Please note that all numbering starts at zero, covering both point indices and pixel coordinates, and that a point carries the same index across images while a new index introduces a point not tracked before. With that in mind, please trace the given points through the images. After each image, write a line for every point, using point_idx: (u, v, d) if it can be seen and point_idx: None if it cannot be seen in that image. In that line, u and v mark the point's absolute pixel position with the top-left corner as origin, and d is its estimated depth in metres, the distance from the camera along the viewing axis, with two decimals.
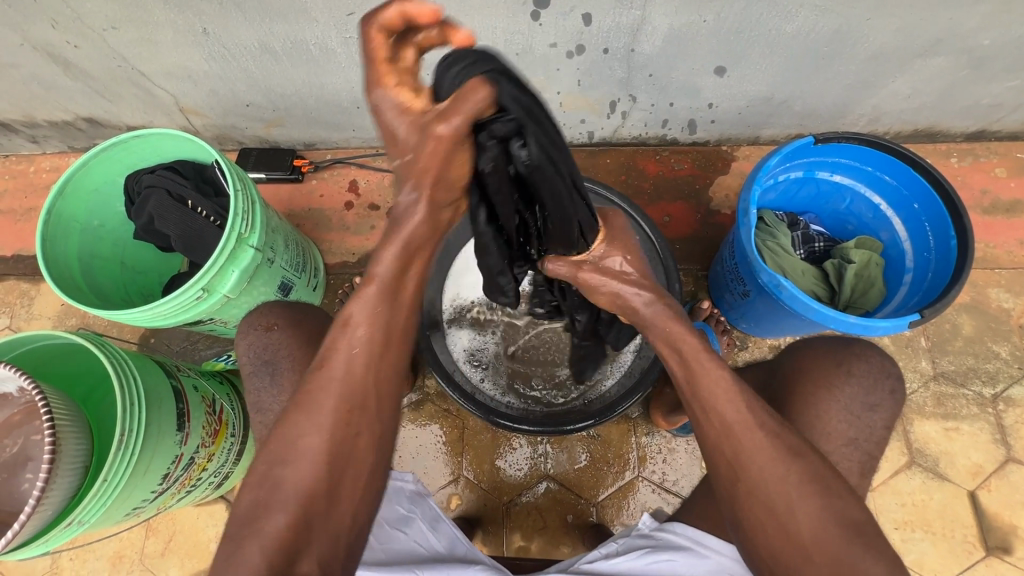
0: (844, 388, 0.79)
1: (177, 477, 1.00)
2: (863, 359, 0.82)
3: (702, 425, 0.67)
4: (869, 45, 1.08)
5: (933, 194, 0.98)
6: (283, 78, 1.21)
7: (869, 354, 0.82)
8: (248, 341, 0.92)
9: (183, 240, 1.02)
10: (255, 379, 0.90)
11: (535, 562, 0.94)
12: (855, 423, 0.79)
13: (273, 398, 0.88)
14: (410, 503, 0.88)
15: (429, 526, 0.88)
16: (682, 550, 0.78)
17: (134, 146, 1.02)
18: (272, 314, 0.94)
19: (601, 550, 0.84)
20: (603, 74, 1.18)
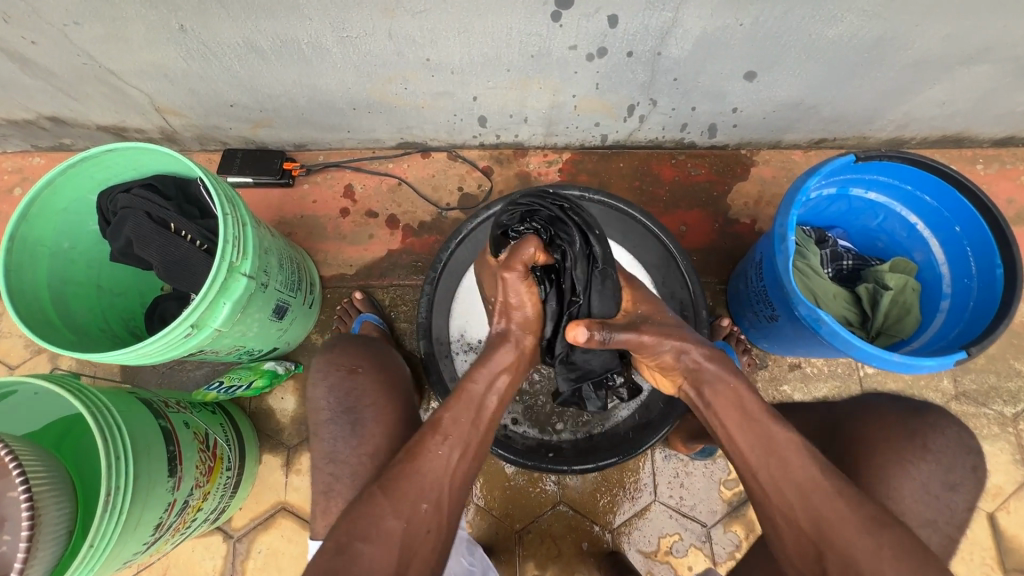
0: (921, 465, 0.80)
1: (170, 524, 0.93)
2: (937, 431, 0.82)
3: (768, 490, 0.74)
4: (913, 52, 1.00)
5: (979, 218, 0.92)
6: (271, 78, 1.10)
7: (945, 426, 0.82)
8: (333, 384, 0.97)
9: (166, 268, 0.91)
10: (335, 427, 0.95)
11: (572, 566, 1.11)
12: (925, 497, 0.79)
13: (353, 449, 0.93)
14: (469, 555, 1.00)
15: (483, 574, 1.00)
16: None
17: (108, 161, 0.91)
18: (351, 357, 1.00)
19: None
20: (623, 78, 1.09)
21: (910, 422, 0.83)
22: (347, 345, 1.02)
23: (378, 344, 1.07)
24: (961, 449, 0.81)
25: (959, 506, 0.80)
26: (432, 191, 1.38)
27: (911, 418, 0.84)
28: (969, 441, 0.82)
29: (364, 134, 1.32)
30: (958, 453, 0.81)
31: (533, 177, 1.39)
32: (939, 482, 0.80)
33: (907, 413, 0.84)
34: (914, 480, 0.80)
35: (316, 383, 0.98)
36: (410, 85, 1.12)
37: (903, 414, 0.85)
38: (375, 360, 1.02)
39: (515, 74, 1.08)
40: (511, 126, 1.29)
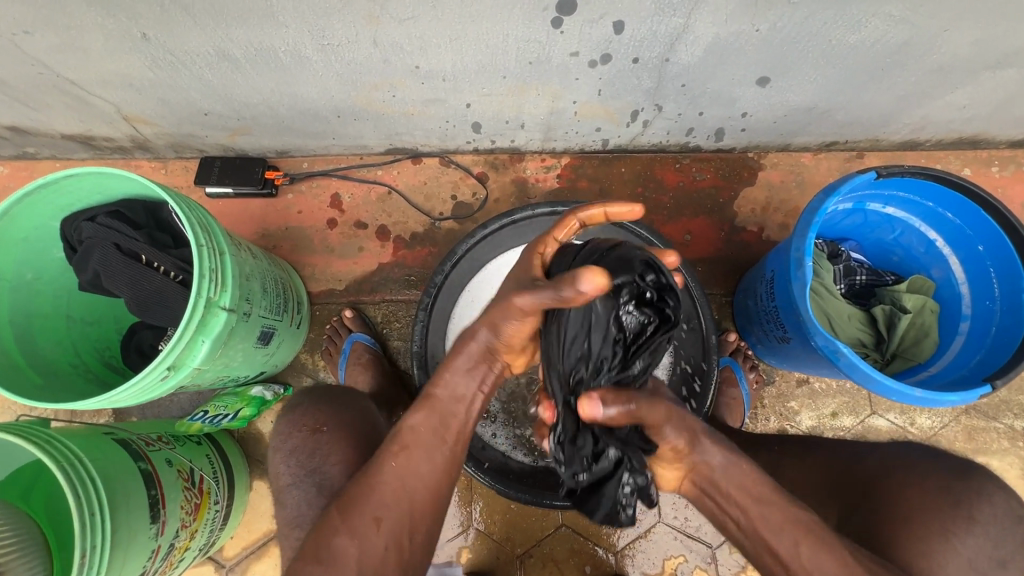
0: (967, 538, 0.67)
1: (155, 570, 0.88)
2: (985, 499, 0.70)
3: None
4: (938, 57, 0.93)
5: (1004, 239, 0.87)
6: (247, 87, 1.01)
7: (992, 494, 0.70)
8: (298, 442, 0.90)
9: (140, 303, 0.85)
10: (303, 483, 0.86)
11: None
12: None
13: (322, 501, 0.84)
14: None
15: None
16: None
17: (69, 186, 0.82)
18: (321, 416, 0.92)
19: None
20: (627, 84, 1.02)
21: (951, 486, 0.71)
22: (312, 400, 0.95)
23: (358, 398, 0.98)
24: (1011, 517, 0.70)
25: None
26: (424, 199, 1.31)
27: (950, 480, 0.72)
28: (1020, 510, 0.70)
29: (351, 141, 1.24)
30: (1007, 525, 0.69)
31: (530, 183, 1.31)
32: (988, 558, 0.67)
33: (949, 475, 0.73)
34: (950, 543, 0.67)
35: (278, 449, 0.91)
36: (398, 93, 1.04)
37: (946, 476, 0.73)
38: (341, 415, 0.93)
39: (511, 80, 1.01)
40: (506, 131, 1.21)
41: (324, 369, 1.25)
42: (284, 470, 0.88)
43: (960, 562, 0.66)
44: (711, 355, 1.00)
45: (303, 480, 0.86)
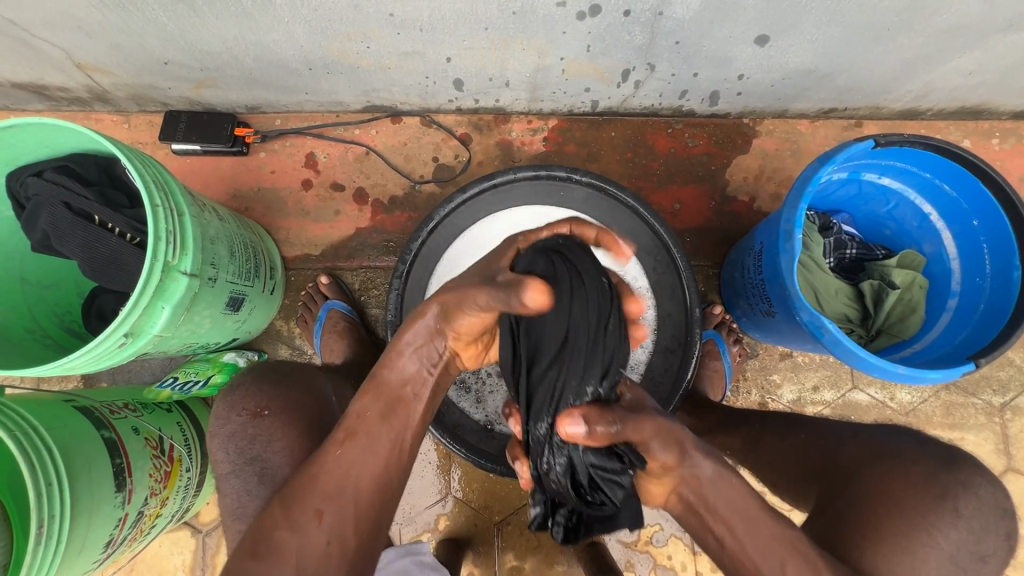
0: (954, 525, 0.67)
1: (124, 537, 0.87)
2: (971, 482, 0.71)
3: None
4: (948, 17, 0.88)
5: (1001, 213, 0.83)
6: (208, 33, 0.94)
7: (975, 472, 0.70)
8: (235, 428, 0.86)
9: (93, 266, 0.80)
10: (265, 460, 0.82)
11: None
12: None
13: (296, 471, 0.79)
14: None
15: None
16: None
17: (8, 139, 0.76)
18: (263, 397, 0.87)
19: None
20: (617, 40, 0.95)
21: (942, 475, 0.68)
22: (247, 380, 0.89)
23: (305, 375, 0.94)
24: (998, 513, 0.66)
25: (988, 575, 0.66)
26: (404, 161, 1.25)
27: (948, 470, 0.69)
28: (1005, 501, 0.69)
29: (325, 97, 1.17)
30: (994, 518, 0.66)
31: (515, 147, 1.26)
32: (969, 554, 0.65)
33: (946, 463, 0.69)
34: (939, 540, 0.65)
35: (214, 433, 0.88)
36: (372, 44, 0.97)
37: (936, 466, 0.69)
38: (286, 402, 0.88)
39: (494, 33, 0.94)
40: (491, 90, 1.15)
41: (299, 337, 1.22)
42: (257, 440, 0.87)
43: (940, 556, 0.65)
44: (694, 329, 0.99)
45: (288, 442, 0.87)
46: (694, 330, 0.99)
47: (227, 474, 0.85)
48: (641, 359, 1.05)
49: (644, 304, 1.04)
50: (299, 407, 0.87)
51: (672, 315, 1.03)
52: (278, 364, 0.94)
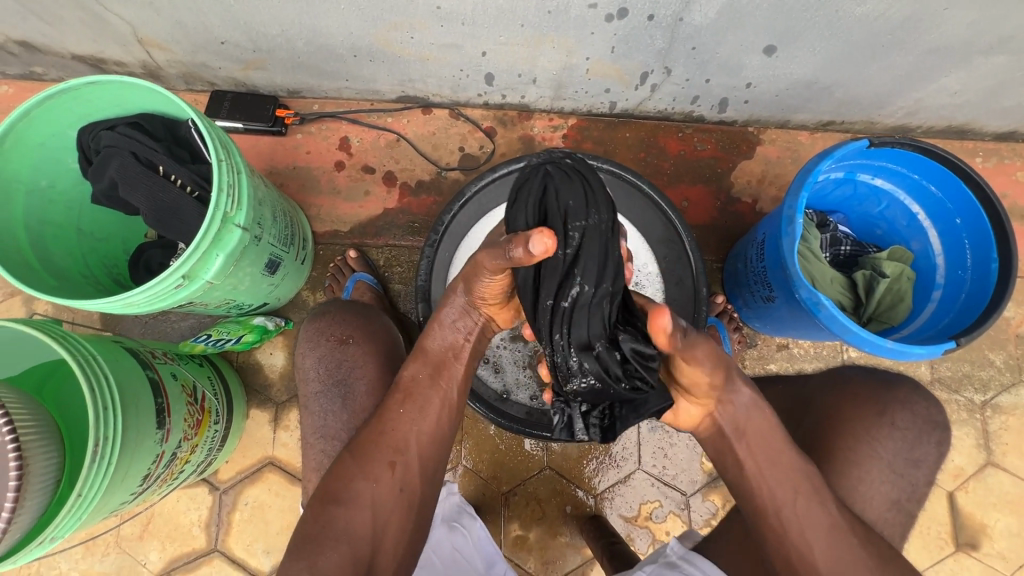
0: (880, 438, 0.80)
1: (158, 475, 0.92)
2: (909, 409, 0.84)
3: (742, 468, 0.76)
4: (936, 37, 0.98)
5: (981, 211, 0.92)
6: (268, 16, 1.03)
7: (905, 399, 0.84)
8: (323, 353, 0.96)
9: (155, 213, 0.87)
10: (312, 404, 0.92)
11: (608, 556, 1.06)
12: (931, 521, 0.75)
13: None
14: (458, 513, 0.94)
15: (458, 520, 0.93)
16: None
17: (89, 94, 0.84)
18: (346, 326, 0.99)
19: None
20: (640, 43, 1.05)
21: (880, 395, 0.85)
22: (337, 313, 1.00)
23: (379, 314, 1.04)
24: (926, 425, 0.83)
25: (921, 481, 0.81)
26: (432, 149, 1.33)
27: (881, 391, 0.85)
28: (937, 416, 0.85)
29: (364, 85, 1.26)
30: (924, 429, 0.83)
31: (537, 141, 1.34)
32: (903, 458, 0.82)
33: (879, 386, 0.86)
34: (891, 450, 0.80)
35: (304, 351, 0.98)
36: (416, 35, 1.06)
37: (877, 390, 0.86)
38: (365, 330, 0.99)
39: (529, 30, 1.03)
40: (518, 86, 1.24)
41: None
42: (313, 375, 0.96)
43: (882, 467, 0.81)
44: (701, 306, 1.06)
45: (326, 389, 0.94)
46: (702, 312, 1.06)
47: (314, 390, 0.95)
48: None
49: (652, 287, 1.11)
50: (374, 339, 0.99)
51: (680, 298, 1.09)
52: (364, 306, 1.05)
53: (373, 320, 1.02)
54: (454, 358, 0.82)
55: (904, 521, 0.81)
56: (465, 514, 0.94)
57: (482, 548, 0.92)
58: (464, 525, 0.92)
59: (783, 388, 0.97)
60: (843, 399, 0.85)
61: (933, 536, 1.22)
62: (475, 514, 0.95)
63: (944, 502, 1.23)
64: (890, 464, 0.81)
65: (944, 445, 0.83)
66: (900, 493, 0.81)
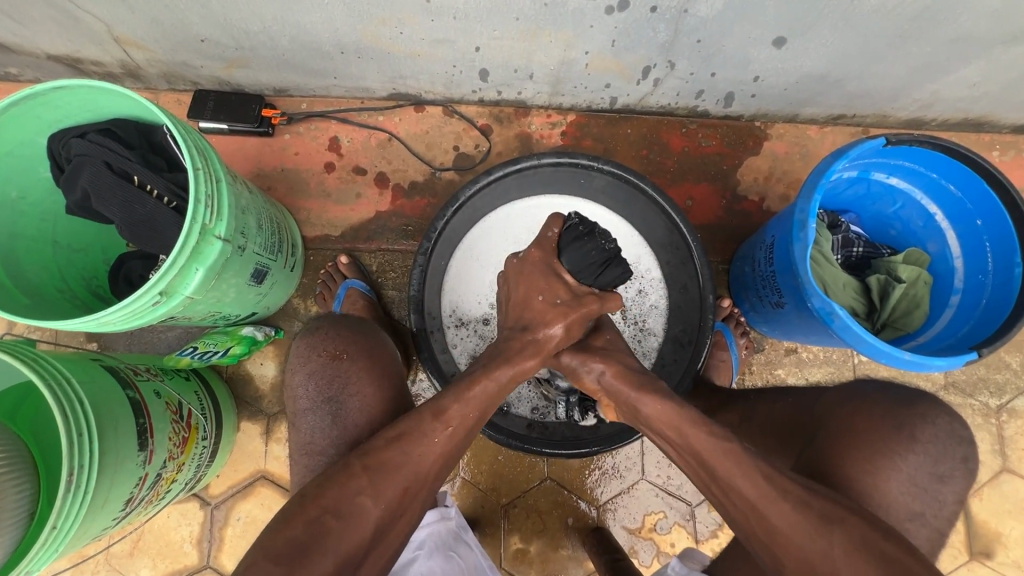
0: (908, 457, 0.75)
1: (142, 498, 0.88)
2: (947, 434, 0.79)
3: None
4: (958, 26, 0.92)
5: (1004, 212, 0.87)
6: (248, 12, 0.97)
7: (930, 412, 0.79)
8: (314, 369, 0.90)
9: (130, 226, 0.82)
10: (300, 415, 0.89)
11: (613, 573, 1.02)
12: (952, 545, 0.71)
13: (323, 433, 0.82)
14: (456, 538, 0.90)
15: (455, 546, 0.89)
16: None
17: (56, 100, 0.79)
18: (339, 341, 0.92)
19: None
20: (642, 36, 0.99)
21: (897, 412, 0.78)
22: (332, 327, 0.94)
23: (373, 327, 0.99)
24: (953, 440, 0.77)
25: (947, 498, 0.75)
26: (425, 148, 1.28)
27: (900, 406, 0.79)
28: (962, 431, 0.78)
29: (353, 82, 1.20)
30: (948, 444, 0.76)
31: (534, 139, 1.29)
32: (927, 473, 0.75)
33: (904, 403, 0.80)
34: (893, 461, 0.75)
35: (294, 369, 0.92)
36: (405, 30, 1.01)
37: (892, 403, 0.79)
38: (362, 347, 0.93)
39: (524, 23, 0.97)
40: (514, 82, 1.18)
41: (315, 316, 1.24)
42: (301, 393, 0.89)
43: (911, 486, 0.75)
44: (706, 315, 0.99)
45: (319, 407, 0.87)
46: (705, 321, 0.99)
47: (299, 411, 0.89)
48: (654, 348, 1.10)
49: (656, 293, 1.11)
50: (370, 356, 0.92)
51: (683, 305, 1.06)
52: (358, 320, 0.99)
53: (371, 336, 0.96)
54: None
55: (928, 539, 0.75)
56: (461, 540, 0.90)
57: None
58: (460, 554, 0.88)
59: (792, 401, 0.91)
60: (855, 411, 0.79)
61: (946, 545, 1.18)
62: (473, 543, 0.92)
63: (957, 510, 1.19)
64: (912, 478, 0.75)
65: (970, 462, 0.76)
66: (924, 507, 0.75)
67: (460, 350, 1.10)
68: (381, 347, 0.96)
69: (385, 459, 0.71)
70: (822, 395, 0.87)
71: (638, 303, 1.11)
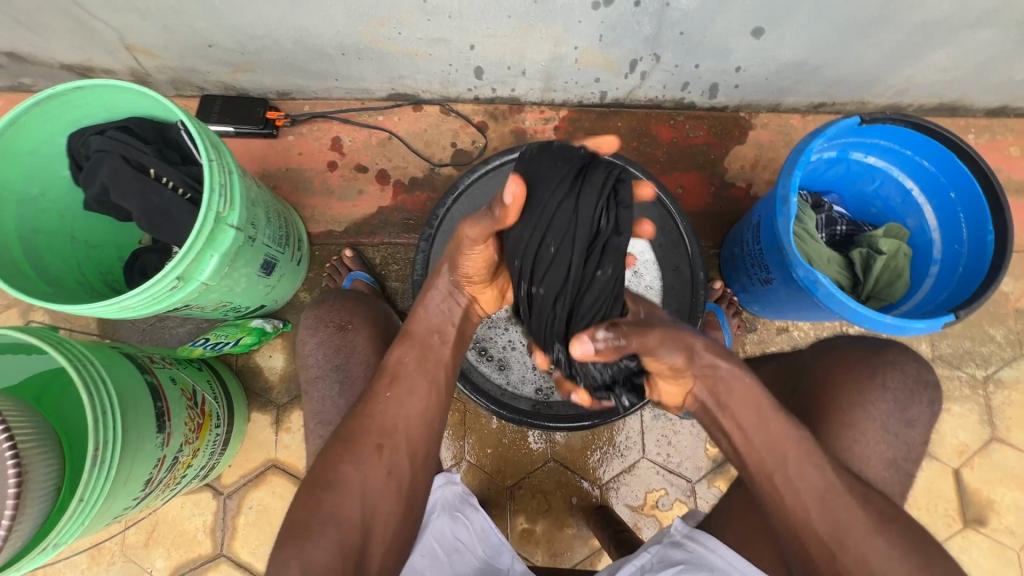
0: (885, 409, 0.80)
1: (160, 480, 0.92)
2: (928, 392, 0.83)
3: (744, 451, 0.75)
4: (924, 12, 0.98)
5: (975, 184, 0.92)
6: (254, 16, 1.02)
7: (908, 369, 0.83)
8: (323, 339, 0.96)
9: (147, 217, 0.86)
10: (310, 395, 0.93)
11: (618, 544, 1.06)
12: None
13: None
14: (462, 501, 0.92)
15: (460, 508, 0.91)
16: (716, 571, 0.79)
17: (77, 100, 0.84)
18: (347, 313, 0.98)
19: (636, 562, 0.84)
20: (628, 30, 1.05)
21: (870, 359, 0.83)
22: (338, 299, 1.00)
23: (374, 301, 1.04)
24: (918, 386, 0.82)
25: (918, 444, 0.81)
26: (424, 146, 1.33)
27: (878, 359, 0.84)
28: (927, 376, 0.84)
29: (353, 84, 1.26)
30: (923, 397, 0.82)
31: (529, 134, 1.34)
32: (895, 419, 0.80)
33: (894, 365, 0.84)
34: (864, 410, 0.79)
35: (307, 338, 0.97)
36: (403, 30, 1.06)
37: (866, 355, 0.84)
38: (364, 317, 0.99)
39: (516, 20, 1.03)
40: (508, 79, 1.24)
41: None
42: (313, 360, 0.95)
43: (893, 440, 0.80)
44: (700, 291, 1.06)
45: (329, 374, 0.93)
46: (699, 297, 1.06)
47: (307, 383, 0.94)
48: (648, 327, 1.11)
49: (651, 274, 1.12)
50: (372, 326, 0.98)
51: (676, 285, 1.10)
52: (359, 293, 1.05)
53: (366, 304, 1.02)
54: (439, 348, 0.81)
55: (900, 481, 0.80)
56: (466, 502, 0.92)
57: (485, 538, 0.90)
58: (467, 516, 0.90)
59: (777, 365, 0.95)
60: (831, 364, 0.84)
61: (941, 515, 1.21)
62: (480, 504, 0.93)
63: (949, 479, 1.23)
64: (885, 427, 0.80)
65: (935, 405, 0.82)
66: (895, 454, 0.79)
67: None
68: (385, 319, 1.01)
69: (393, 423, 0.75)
70: (797, 354, 0.92)
71: (633, 283, 1.11)
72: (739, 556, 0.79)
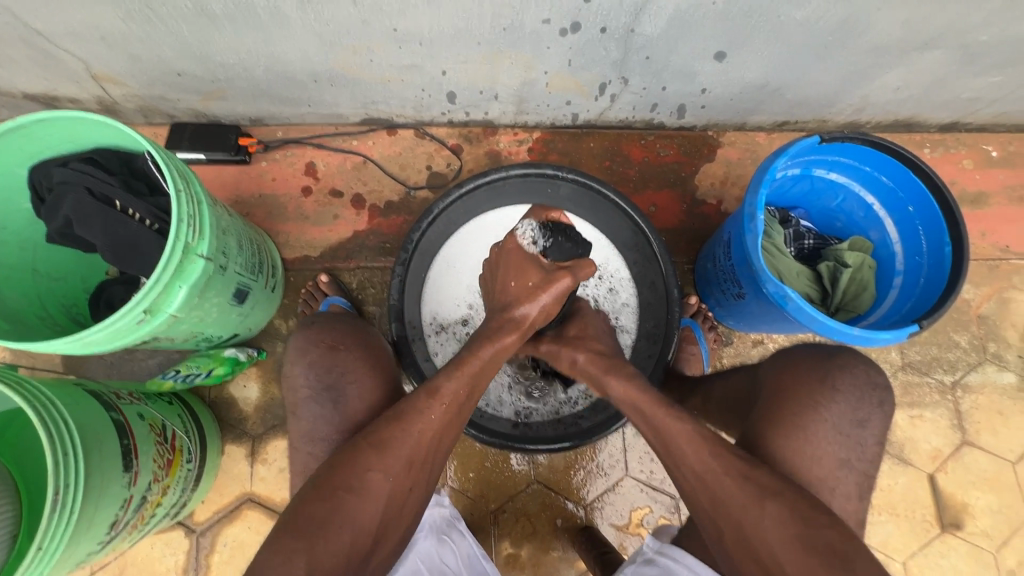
0: (855, 419, 0.81)
1: (127, 522, 0.88)
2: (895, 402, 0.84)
3: None
4: (874, 36, 1.03)
5: (931, 198, 0.96)
6: (224, 46, 1.02)
7: (876, 379, 0.85)
8: (313, 360, 0.93)
9: (113, 249, 0.85)
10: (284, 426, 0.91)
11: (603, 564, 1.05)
12: None
13: None
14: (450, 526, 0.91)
15: (447, 532, 0.90)
16: None
17: (39, 133, 0.82)
18: (340, 335, 0.97)
19: None
20: (596, 55, 1.08)
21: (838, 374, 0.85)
22: (327, 322, 0.99)
23: (368, 327, 1.03)
24: (866, 384, 0.84)
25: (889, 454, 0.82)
26: (399, 169, 1.33)
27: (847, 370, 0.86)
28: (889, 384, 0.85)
29: (326, 109, 1.26)
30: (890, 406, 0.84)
31: (503, 156, 1.36)
32: (866, 430, 0.82)
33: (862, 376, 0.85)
34: (835, 421, 0.81)
35: (294, 362, 0.94)
36: (375, 57, 1.07)
37: (835, 366, 0.86)
38: (360, 341, 0.98)
39: (486, 47, 1.05)
40: (481, 102, 1.26)
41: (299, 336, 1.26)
42: (302, 382, 0.92)
43: (864, 450, 0.81)
44: (672, 307, 1.06)
45: (319, 395, 0.90)
46: (671, 312, 1.05)
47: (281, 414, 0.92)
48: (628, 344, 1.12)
49: (627, 292, 1.16)
50: (369, 345, 0.98)
51: (653, 302, 1.11)
52: (355, 319, 1.04)
53: (356, 328, 1.00)
54: None
55: (872, 491, 0.81)
56: (455, 528, 0.92)
57: (470, 566, 0.89)
58: (454, 541, 0.90)
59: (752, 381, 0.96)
60: (785, 370, 0.86)
61: (919, 519, 1.23)
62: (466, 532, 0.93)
63: (925, 484, 1.25)
64: (862, 440, 0.81)
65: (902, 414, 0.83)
66: (869, 465, 0.81)
67: (441, 358, 1.13)
68: (377, 340, 1.01)
69: (367, 448, 0.73)
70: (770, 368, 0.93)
71: (610, 301, 1.16)
72: (705, 564, 0.79)
